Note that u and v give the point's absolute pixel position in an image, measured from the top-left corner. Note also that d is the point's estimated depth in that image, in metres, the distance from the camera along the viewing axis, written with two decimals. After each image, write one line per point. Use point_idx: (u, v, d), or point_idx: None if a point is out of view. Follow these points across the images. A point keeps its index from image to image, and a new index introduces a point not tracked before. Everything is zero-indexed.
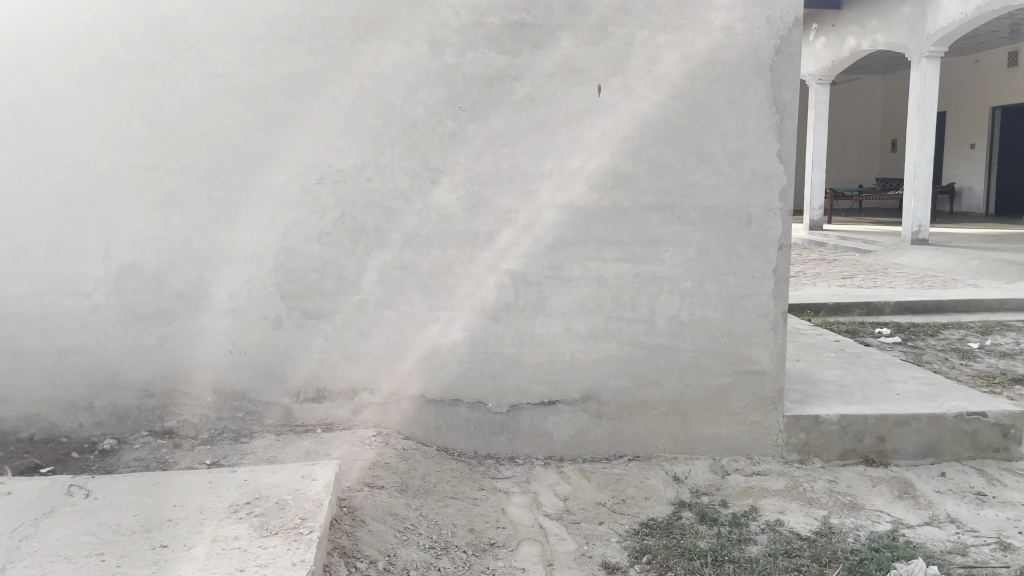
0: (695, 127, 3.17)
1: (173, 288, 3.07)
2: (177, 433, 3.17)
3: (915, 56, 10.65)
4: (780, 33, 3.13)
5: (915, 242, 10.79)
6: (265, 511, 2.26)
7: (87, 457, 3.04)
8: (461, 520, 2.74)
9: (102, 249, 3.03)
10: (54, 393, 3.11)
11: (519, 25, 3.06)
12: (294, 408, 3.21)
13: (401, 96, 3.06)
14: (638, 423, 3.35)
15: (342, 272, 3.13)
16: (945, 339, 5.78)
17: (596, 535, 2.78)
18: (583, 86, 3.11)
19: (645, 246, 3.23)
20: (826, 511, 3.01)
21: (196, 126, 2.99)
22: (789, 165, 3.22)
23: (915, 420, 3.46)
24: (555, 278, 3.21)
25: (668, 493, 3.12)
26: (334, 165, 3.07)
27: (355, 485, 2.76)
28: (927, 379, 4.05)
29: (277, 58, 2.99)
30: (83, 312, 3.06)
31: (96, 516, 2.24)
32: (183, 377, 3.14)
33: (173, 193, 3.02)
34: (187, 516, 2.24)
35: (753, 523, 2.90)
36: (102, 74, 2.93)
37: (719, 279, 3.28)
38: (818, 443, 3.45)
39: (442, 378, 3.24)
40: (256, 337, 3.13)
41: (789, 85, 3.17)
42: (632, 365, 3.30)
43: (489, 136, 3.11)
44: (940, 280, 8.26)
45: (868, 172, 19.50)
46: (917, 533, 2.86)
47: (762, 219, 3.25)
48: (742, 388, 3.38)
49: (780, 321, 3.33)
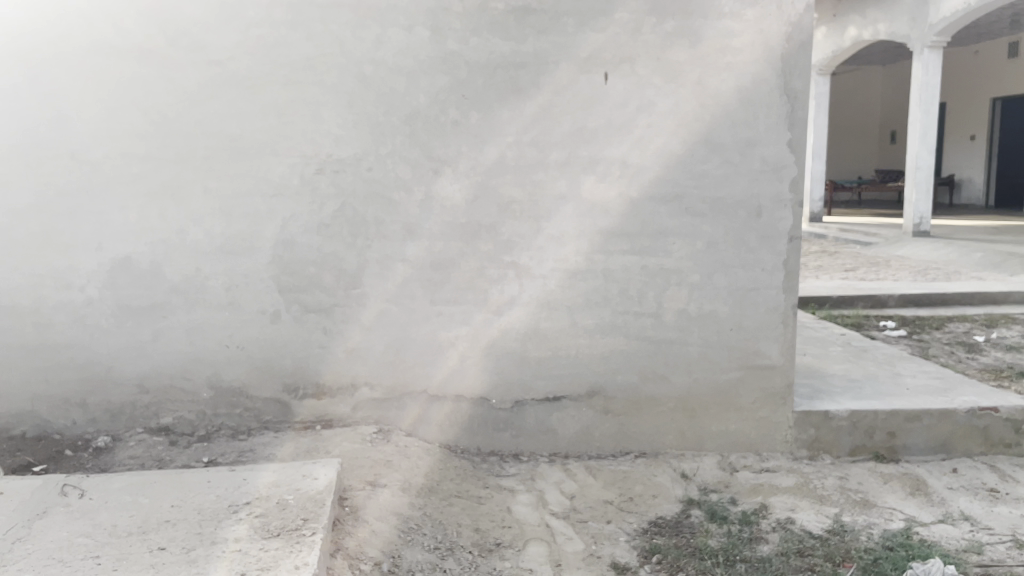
0: (705, 116, 3.09)
1: (169, 281, 2.99)
2: (173, 431, 3.08)
3: (917, 47, 10.56)
4: (792, 19, 3.06)
5: (916, 233, 10.63)
6: (267, 512, 2.18)
7: (80, 455, 2.97)
8: (466, 519, 2.67)
9: (96, 241, 2.94)
10: (47, 390, 3.02)
11: (525, 11, 2.97)
12: (292, 405, 3.12)
13: (402, 83, 2.97)
14: (644, 420, 3.28)
15: (342, 265, 3.05)
16: (952, 332, 5.71)
17: (603, 534, 2.72)
18: (589, 74, 3.03)
19: (653, 238, 3.15)
20: (838, 509, 2.95)
21: (191, 114, 2.90)
22: (800, 155, 3.15)
23: (927, 415, 3.39)
24: (560, 271, 3.14)
25: (676, 490, 3.06)
26: (333, 155, 2.99)
27: (358, 484, 2.69)
28: (937, 373, 3.99)
29: (275, 44, 2.90)
30: (76, 306, 2.97)
31: (91, 517, 2.17)
32: (180, 373, 3.06)
33: (168, 184, 2.93)
34: (186, 517, 2.17)
35: (764, 521, 2.84)
36: (95, 61, 2.84)
37: (728, 272, 3.20)
38: (829, 439, 3.39)
39: (445, 374, 3.17)
40: (254, 331, 3.05)
41: (800, 72, 3.10)
42: (640, 360, 3.23)
43: (493, 125, 3.03)
44: (943, 273, 8.16)
45: (869, 164, 19.39)
46: (931, 531, 2.80)
47: (772, 210, 3.17)
48: (750, 383, 3.31)
49: (790, 314, 3.27)
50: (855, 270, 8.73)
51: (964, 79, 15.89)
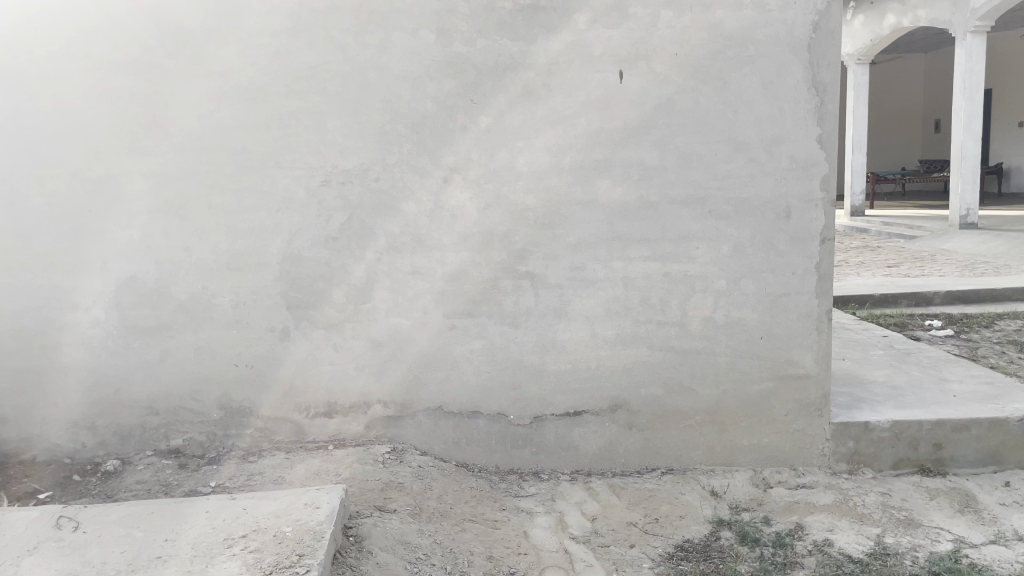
0: (728, 113, 2.92)
1: (175, 300, 2.93)
2: (183, 453, 3.03)
3: (959, 32, 10.14)
4: (819, 7, 2.88)
5: (963, 226, 10.23)
6: (261, 546, 2.07)
7: (89, 480, 2.92)
8: (480, 546, 2.54)
9: (99, 261, 2.90)
10: (57, 413, 2.99)
11: (533, 9, 2.84)
12: (304, 424, 3.04)
13: (407, 90, 2.87)
14: (671, 434, 3.12)
15: (352, 280, 2.95)
16: (1002, 330, 5.40)
17: (626, 561, 2.57)
18: (602, 72, 2.89)
19: (675, 244, 2.99)
20: (880, 529, 2.75)
21: (193, 129, 2.84)
22: (830, 151, 2.96)
23: (976, 424, 3.16)
24: (578, 280, 2.99)
25: (705, 510, 2.89)
26: (339, 166, 2.89)
27: (364, 510, 2.57)
28: (986, 378, 3.73)
29: (276, 53, 2.82)
30: (82, 328, 2.93)
31: (81, 553, 2.08)
32: (188, 395, 2.99)
33: (172, 200, 2.87)
34: (178, 553, 2.07)
35: (799, 543, 2.66)
36: (94, 78, 2.80)
37: (756, 277, 3.02)
38: (869, 452, 3.18)
39: (460, 390, 3.05)
40: (263, 349, 2.98)
41: (828, 64, 2.91)
42: (664, 372, 3.07)
43: (504, 129, 2.90)
44: (992, 267, 7.80)
45: (912, 154, 18.78)
46: (982, 554, 2.58)
47: (803, 210, 2.99)
48: (783, 395, 3.12)
49: (825, 320, 3.08)
50: (901, 263, 8.50)
51: (1010, 63, 15.25)
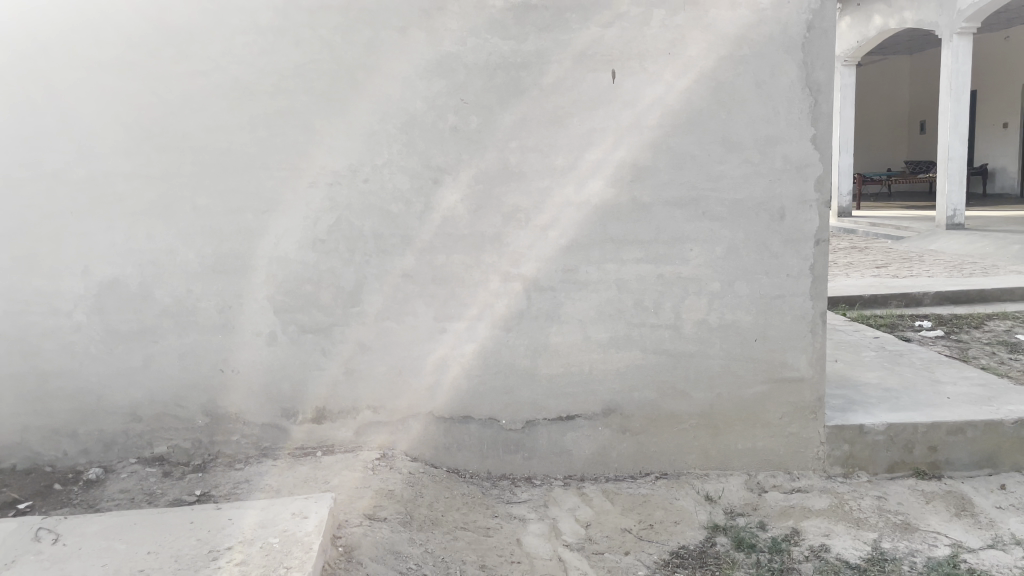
0: (721, 113, 2.88)
1: (159, 305, 2.86)
2: (168, 460, 2.96)
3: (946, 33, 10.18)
4: (813, 7, 2.85)
5: (949, 225, 10.26)
6: (248, 559, 2.01)
7: (70, 489, 2.84)
8: (472, 555, 2.49)
9: (81, 264, 2.82)
10: (37, 421, 2.92)
11: (525, 7, 2.79)
12: (292, 430, 2.98)
13: (396, 89, 2.81)
14: (665, 439, 3.08)
15: (340, 283, 2.89)
16: (991, 331, 5.41)
17: (621, 569, 2.53)
18: (595, 72, 2.84)
19: (669, 245, 2.95)
20: (876, 534, 2.73)
21: (177, 128, 2.77)
22: (824, 151, 2.94)
23: (971, 427, 3.15)
24: (571, 282, 2.95)
25: (700, 515, 2.85)
26: (327, 167, 2.83)
27: (354, 519, 2.51)
28: (979, 379, 3.72)
29: (263, 51, 2.76)
30: (64, 332, 2.86)
31: (61, 567, 2.02)
32: (173, 401, 2.93)
33: (156, 201, 2.80)
34: (160, 566, 2.01)
35: (796, 549, 2.63)
36: (77, 76, 2.73)
37: (750, 279, 2.99)
38: (864, 455, 3.15)
39: (451, 395, 3.00)
40: (249, 354, 2.91)
41: (823, 64, 2.89)
42: (658, 375, 3.03)
43: (495, 130, 2.85)
44: (980, 267, 7.83)
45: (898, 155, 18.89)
46: (980, 559, 2.56)
47: (797, 211, 2.97)
48: (778, 398, 3.09)
49: (819, 321, 3.05)
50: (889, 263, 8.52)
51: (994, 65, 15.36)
